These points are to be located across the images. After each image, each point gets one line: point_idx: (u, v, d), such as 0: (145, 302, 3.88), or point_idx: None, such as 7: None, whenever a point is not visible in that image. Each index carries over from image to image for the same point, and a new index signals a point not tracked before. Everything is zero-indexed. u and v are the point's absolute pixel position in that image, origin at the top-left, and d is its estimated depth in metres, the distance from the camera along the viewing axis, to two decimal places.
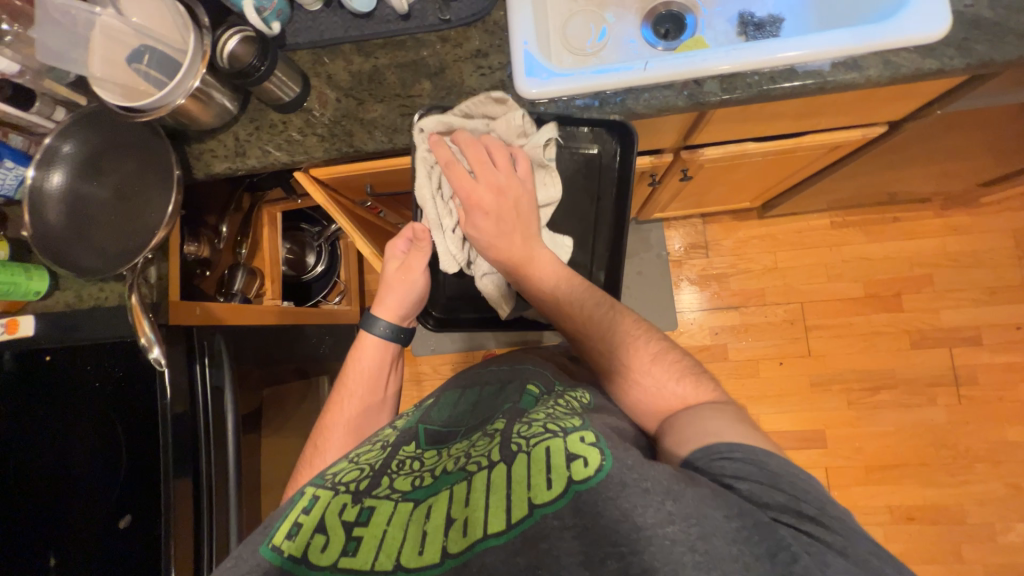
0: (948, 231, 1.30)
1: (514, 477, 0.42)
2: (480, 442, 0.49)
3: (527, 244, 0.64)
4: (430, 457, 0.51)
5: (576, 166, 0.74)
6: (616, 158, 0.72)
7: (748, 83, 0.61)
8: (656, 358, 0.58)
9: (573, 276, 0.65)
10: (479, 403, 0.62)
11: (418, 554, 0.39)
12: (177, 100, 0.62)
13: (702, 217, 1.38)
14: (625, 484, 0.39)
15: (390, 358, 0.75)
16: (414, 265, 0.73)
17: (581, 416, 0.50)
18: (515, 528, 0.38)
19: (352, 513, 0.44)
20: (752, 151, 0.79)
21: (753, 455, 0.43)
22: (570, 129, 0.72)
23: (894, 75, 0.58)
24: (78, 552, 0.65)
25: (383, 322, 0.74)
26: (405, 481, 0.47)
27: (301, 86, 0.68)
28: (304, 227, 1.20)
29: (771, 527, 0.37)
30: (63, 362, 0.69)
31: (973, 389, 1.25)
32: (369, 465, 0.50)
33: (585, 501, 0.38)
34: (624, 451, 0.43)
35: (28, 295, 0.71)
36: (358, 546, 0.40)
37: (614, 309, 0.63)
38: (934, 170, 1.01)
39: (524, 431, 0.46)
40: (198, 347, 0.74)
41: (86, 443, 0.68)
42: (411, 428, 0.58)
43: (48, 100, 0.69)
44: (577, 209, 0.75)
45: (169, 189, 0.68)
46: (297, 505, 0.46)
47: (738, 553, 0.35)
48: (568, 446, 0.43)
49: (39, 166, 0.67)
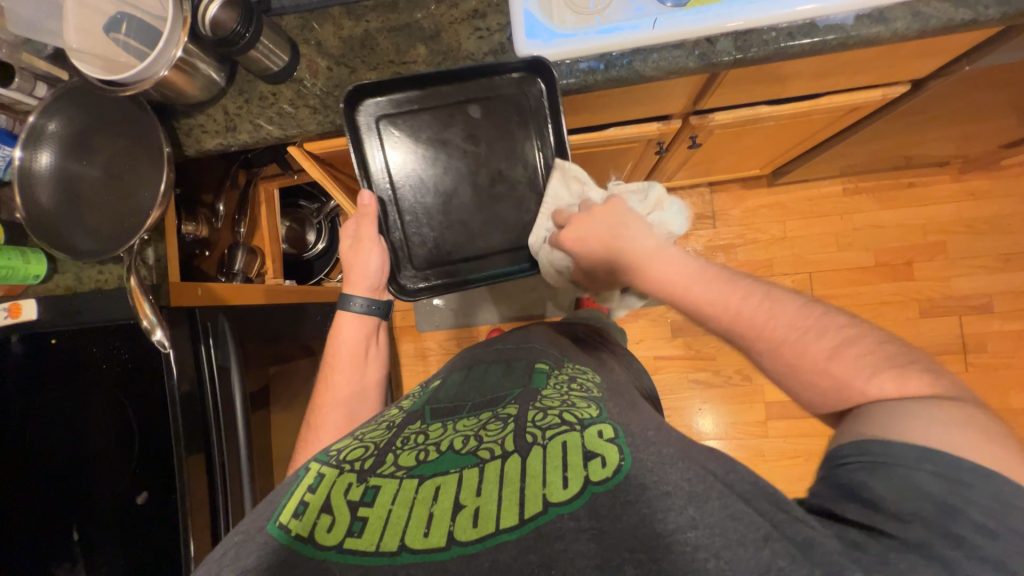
0: (965, 196, 1.26)
1: (529, 471, 0.42)
2: (491, 425, 0.49)
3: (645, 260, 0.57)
4: (434, 430, 0.51)
5: (506, 113, 0.69)
6: (544, 99, 0.67)
7: (764, 40, 0.57)
8: (836, 352, 0.46)
9: (703, 270, 0.54)
10: (485, 379, 0.61)
11: (424, 536, 0.39)
12: (161, 72, 0.59)
13: (710, 186, 1.34)
14: (644, 488, 0.39)
15: (369, 334, 0.75)
16: (365, 234, 0.71)
17: (596, 402, 0.51)
18: (529, 524, 0.39)
19: (357, 492, 0.44)
20: (766, 114, 0.76)
21: (944, 470, 0.36)
22: (490, 78, 0.68)
23: (923, 28, 0.54)
24: (97, 527, 0.68)
25: (359, 298, 0.74)
26: (410, 456, 0.47)
27: (290, 54, 0.65)
28: (303, 204, 1.18)
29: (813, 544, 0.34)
30: (68, 344, 0.69)
31: (981, 356, 1.24)
32: (375, 443, 0.50)
33: (603, 505, 0.39)
34: (644, 447, 0.43)
35: (26, 279, 0.70)
36: (363, 526, 0.41)
37: (766, 300, 0.51)
38: (954, 131, 0.97)
39: (539, 422, 0.47)
40: (200, 329, 0.73)
41: (97, 424, 0.69)
42: (418, 408, 0.57)
43: (27, 75, 0.65)
44: (521, 158, 0.72)
45: (159, 166, 0.66)
46: (303, 483, 0.46)
47: (770, 557, 0.33)
48: (585, 443, 0.44)
49: (27, 147, 0.65)
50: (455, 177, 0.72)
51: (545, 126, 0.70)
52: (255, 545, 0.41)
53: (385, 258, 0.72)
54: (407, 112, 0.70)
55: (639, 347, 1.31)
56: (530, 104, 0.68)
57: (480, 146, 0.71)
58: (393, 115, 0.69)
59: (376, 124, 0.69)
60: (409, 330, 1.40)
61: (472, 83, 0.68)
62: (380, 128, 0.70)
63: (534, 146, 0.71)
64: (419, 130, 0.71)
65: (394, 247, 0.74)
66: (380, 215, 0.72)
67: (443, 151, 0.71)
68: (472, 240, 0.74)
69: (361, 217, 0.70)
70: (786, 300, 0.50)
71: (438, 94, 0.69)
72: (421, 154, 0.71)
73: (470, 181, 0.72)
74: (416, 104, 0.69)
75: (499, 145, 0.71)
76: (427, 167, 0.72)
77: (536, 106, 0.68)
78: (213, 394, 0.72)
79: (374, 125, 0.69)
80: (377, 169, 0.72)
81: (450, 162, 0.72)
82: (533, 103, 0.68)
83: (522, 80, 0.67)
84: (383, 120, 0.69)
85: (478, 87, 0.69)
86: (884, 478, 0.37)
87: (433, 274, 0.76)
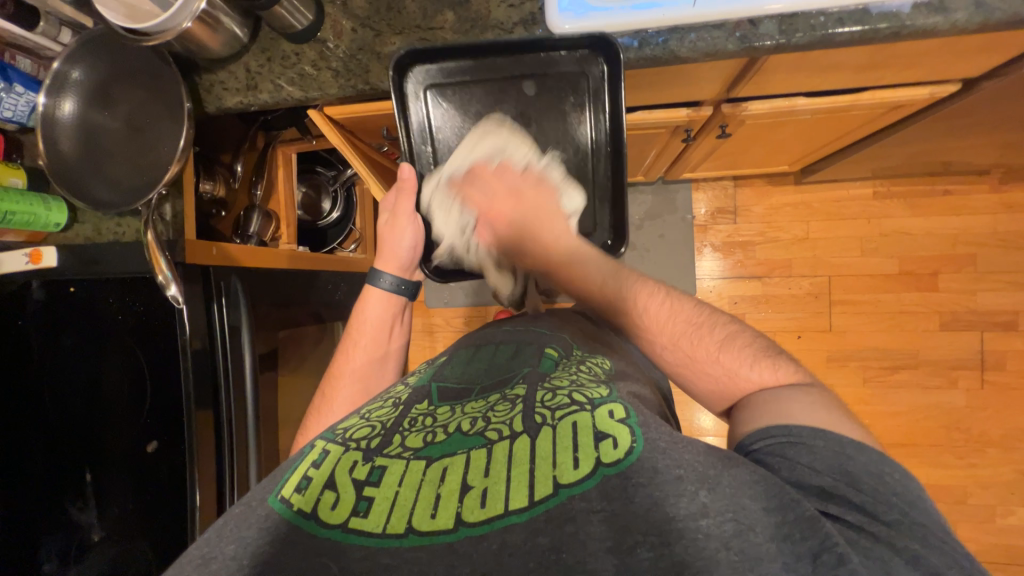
0: (1002, 208, 1.21)
1: (538, 451, 0.42)
2: (499, 406, 0.49)
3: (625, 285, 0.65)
4: (442, 413, 0.51)
5: (557, 95, 0.67)
6: (604, 80, 0.64)
7: (811, 24, 0.53)
8: (723, 345, 0.55)
9: (618, 269, 0.67)
10: (493, 363, 0.61)
11: (431, 517, 0.39)
12: (183, 23, 0.57)
13: (734, 180, 1.30)
14: (656, 471, 0.39)
15: (395, 314, 0.76)
16: (401, 210, 0.71)
17: (607, 385, 0.51)
18: (538, 506, 0.38)
19: (363, 471, 0.44)
20: (802, 107, 0.72)
21: (834, 445, 0.41)
22: (548, 53, 0.65)
23: (985, 22, 0.50)
24: (109, 472, 0.70)
25: (388, 275, 0.75)
26: (417, 438, 0.47)
27: (315, 13, 0.63)
28: (319, 171, 1.17)
29: (817, 521, 0.35)
30: (87, 293, 0.71)
31: (998, 374, 1.21)
32: (381, 423, 0.51)
33: (614, 486, 0.39)
34: (654, 430, 0.43)
35: (48, 227, 0.71)
36: (369, 507, 0.41)
37: (669, 298, 0.61)
38: (999, 138, 0.92)
39: (548, 402, 0.48)
40: (215, 289, 0.74)
41: (111, 373, 0.70)
42: (424, 387, 0.57)
43: (53, 21, 0.65)
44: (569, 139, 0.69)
45: (179, 121, 0.65)
46: (308, 459, 0.47)
47: (777, 553, 0.34)
48: (596, 423, 0.44)
49: (50, 93, 0.65)
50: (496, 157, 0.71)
51: (599, 110, 0.66)
52: (258, 519, 0.42)
53: (417, 238, 0.74)
54: (457, 83, 0.67)
55: None
56: (587, 84, 0.65)
57: (529, 126, 0.69)
58: (443, 85, 0.67)
59: (424, 93, 0.67)
60: (417, 305, 1.40)
61: (530, 57, 0.65)
62: (427, 101, 0.68)
63: (587, 128, 0.68)
64: (466, 104, 0.68)
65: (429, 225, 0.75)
66: (419, 189, 0.72)
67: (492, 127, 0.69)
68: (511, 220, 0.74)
69: (400, 191, 0.71)
70: (685, 300, 0.61)
71: (490, 67, 0.66)
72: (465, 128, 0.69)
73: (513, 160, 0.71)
74: (467, 78, 0.67)
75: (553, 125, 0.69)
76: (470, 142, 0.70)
77: (594, 86, 0.65)
78: (224, 353, 0.73)
79: (421, 96, 0.67)
80: (421, 142, 0.70)
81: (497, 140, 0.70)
82: (592, 84, 0.65)
83: (583, 57, 0.63)
84: (429, 90, 0.67)
85: (535, 62, 0.65)
86: (790, 457, 0.41)
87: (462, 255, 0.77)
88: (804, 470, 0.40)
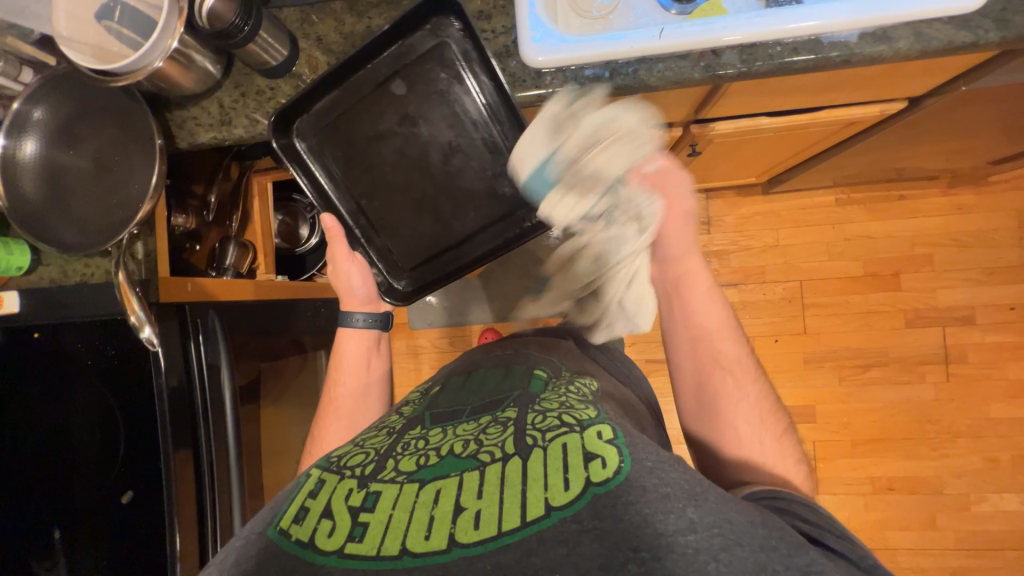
0: (952, 209, 1.29)
1: (531, 474, 0.41)
2: (491, 428, 0.47)
3: (736, 345, 0.65)
4: (434, 435, 0.49)
5: (432, 73, 0.66)
6: (463, 45, 0.65)
7: (769, 54, 0.57)
8: (785, 435, 0.60)
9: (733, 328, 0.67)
10: (486, 384, 0.59)
11: (425, 539, 0.38)
12: (155, 63, 0.56)
13: (705, 192, 1.35)
14: (644, 489, 0.38)
15: (370, 346, 0.79)
16: (338, 254, 0.75)
17: (595, 405, 0.49)
18: (531, 526, 0.38)
19: (358, 498, 0.43)
20: (765, 126, 0.76)
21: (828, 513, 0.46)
22: (399, 46, 0.65)
23: (925, 49, 0.55)
24: (81, 526, 0.66)
25: (357, 314, 0.79)
26: (410, 462, 0.46)
27: (289, 48, 0.63)
28: (297, 198, 1.16)
29: (803, 546, 0.37)
30: (54, 339, 0.67)
31: (962, 366, 1.28)
32: (375, 449, 0.49)
33: (604, 505, 0.38)
34: (642, 448, 0.42)
35: (9, 270, 0.68)
36: (364, 531, 0.40)
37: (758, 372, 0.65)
38: (945, 147, 0.99)
39: (539, 424, 0.46)
40: (191, 325, 0.72)
41: (81, 421, 0.67)
42: (418, 413, 0.56)
43: (13, 60, 0.63)
44: (460, 115, 0.67)
45: (150, 158, 0.64)
46: (303, 488, 0.46)
47: (766, 560, 0.35)
48: (584, 444, 0.42)
49: (11, 134, 0.63)
50: (404, 168, 0.70)
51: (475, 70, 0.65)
52: (257, 552, 0.41)
53: (365, 273, 0.77)
54: (339, 110, 0.68)
55: (631, 350, 1.30)
56: (452, 50, 0.65)
57: (421, 120, 0.67)
58: (326, 124, 0.69)
59: (316, 144, 0.70)
60: (402, 328, 1.39)
61: (386, 56, 0.66)
62: (323, 148, 0.70)
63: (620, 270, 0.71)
64: (349, 128, 0.69)
65: (374, 262, 0.76)
66: (347, 233, 0.75)
67: (387, 136, 0.69)
68: (441, 224, 0.72)
69: (330, 239, 0.74)
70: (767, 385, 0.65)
71: (356, 81, 0.67)
72: (365, 151, 0.70)
73: (420, 164, 0.69)
74: (337, 95, 0.68)
75: (444, 111, 0.67)
76: (374, 160, 0.70)
77: (457, 58, 0.65)
78: (204, 391, 0.70)
79: (315, 147, 0.70)
80: (336, 188, 0.73)
81: (401, 147, 0.69)
82: (453, 51, 0.65)
83: (435, 28, 0.65)
84: (319, 137, 0.70)
85: (393, 60, 0.66)
86: (791, 511, 0.46)
87: (419, 266, 0.75)
88: (799, 514, 0.45)
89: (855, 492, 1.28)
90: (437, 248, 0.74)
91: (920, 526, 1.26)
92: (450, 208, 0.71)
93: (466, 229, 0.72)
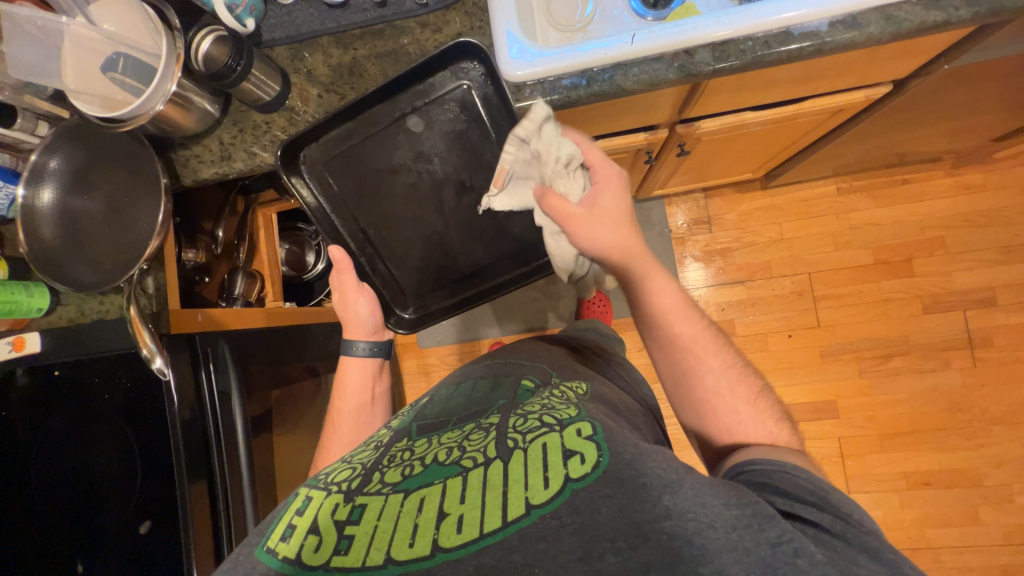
0: (960, 189, 1.26)
1: (510, 476, 0.40)
2: (473, 435, 0.47)
3: (692, 317, 0.62)
4: (420, 446, 0.49)
5: (449, 113, 0.70)
6: (485, 85, 0.68)
7: (741, 49, 0.58)
8: (759, 395, 0.58)
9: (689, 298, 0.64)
10: (472, 395, 0.59)
11: (409, 546, 0.38)
12: (155, 107, 0.61)
13: (704, 192, 1.35)
14: (622, 481, 0.38)
15: (373, 374, 0.81)
16: (346, 285, 0.77)
17: (577, 405, 0.49)
18: (512, 525, 0.38)
19: (344, 512, 0.43)
20: (750, 120, 0.77)
21: (817, 481, 0.43)
22: (418, 84, 0.69)
23: (897, 32, 0.55)
24: (101, 559, 0.68)
25: (360, 343, 0.80)
26: (396, 473, 0.46)
27: (281, 84, 0.67)
28: (301, 226, 1.19)
29: (773, 518, 0.36)
30: (73, 377, 0.70)
31: (988, 350, 1.23)
32: (362, 463, 0.50)
33: (582, 500, 0.38)
34: (621, 442, 0.41)
35: (30, 313, 0.71)
36: (350, 544, 0.40)
37: (719, 337, 0.62)
38: (942, 128, 0.98)
39: (519, 426, 0.45)
40: (201, 355, 0.73)
41: (100, 455, 0.69)
42: (405, 425, 0.56)
43: (30, 116, 0.68)
44: (474, 154, 0.71)
45: (157, 196, 0.67)
46: (291, 506, 0.46)
47: (737, 538, 0.35)
48: (564, 442, 0.42)
49: (30, 185, 0.67)
50: (416, 202, 0.74)
51: (493, 114, 0.69)
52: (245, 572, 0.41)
53: (372, 303, 0.78)
54: (348, 144, 0.72)
55: (641, 355, 1.29)
56: (473, 92, 0.69)
57: (434, 156, 0.72)
58: (333, 155, 0.73)
59: (320, 173, 0.74)
60: (411, 347, 1.40)
61: (406, 94, 0.69)
62: (325, 176, 0.74)
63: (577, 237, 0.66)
64: (356, 158, 0.73)
65: (377, 286, 0.80)
66: (355, 266, 0.77)
67: (396, 167, 0.73)
68: (448, 255, 0.78)
69: (339, 271, 0.76)
70: (730, 345, 0.62)
71: (372, 116, 0.70)
72: (371, 181, 0.74)
73: (431, 199, 0.74)
74: (350, 130, 0.71)
75: (456, 148, 0.71)
76: (384, 191, 0.74)
77: (475, 99, 0.69)
78: (214, 417, 0.73)
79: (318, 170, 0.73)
80: (337, 212, 0.76)
81: (407, 178, 0.73)
82: (474, 91, 0.69)
83: (458, 71, 0.68)
84: (325, 166, 0.73)
85: (412, 99, 0.70)
86: (775, 483, 0.43)
87: (426, 297, 0.81)
88: (784, 486, 0.43)
89: (889, 489, 1.23)
90: (444, 275, 0.79)
91: (962, 521, 1.20)
92: (460, 241, 0.77)
93: (475, 262, 0.78)
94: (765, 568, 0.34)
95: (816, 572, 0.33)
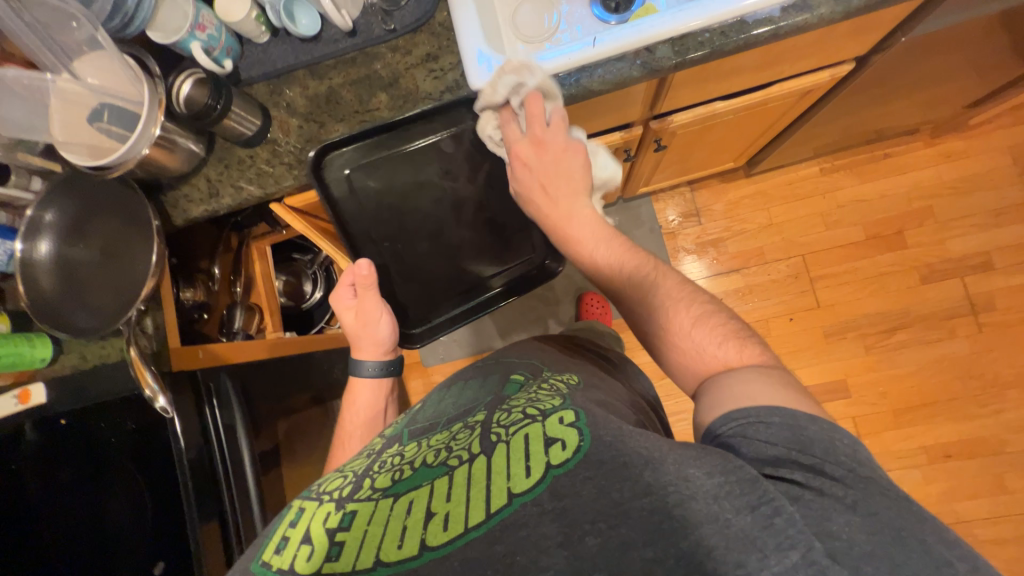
0: (942, 158, 1.27)
1: (494, 468, 0.41)
2: (460, 434, 0.48)
3: (614, 255, 0.60)
4: (409, 449, 0.50)
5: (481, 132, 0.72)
6: None
7: (699, 41, 0.60)
8: (699, 320, 0.52)
9: (613, 236, 0.62)
10: (463, 395, 0.59)
11: (398, 548, 0.39)
12: (141, 151, 0.63)
13: (690, 185, 1.36)
14: (603, 463, 0.39)
15: (385, 394, 0.80)
16: (366, 304, 0.76)
17: (563, 395, 0.50)
18: (495, 516, 0.38)
19: (335, 519, 0.43)
20: (720, 110, 0.79)
21: (790, 420, 0.40)
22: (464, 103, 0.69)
23: (846, 10, 0.57)
24: None
25: (370, 362, 0.79)
26: (385, 478, 0.46)
27: (262, 118, 0.69)
28: (297, 257, 1.21)
29: (755, 481, 0.35)
30: (78, 424, 0.70)
31: (992, 314, 1.22)
32: (353, 471, 0.50)
33: (563, 485, 0.38)
34: (604, 425, 0.42)
35: (33, 363, 0.72)
36: (340, 550, 0.40)
37: (656, 271, 0.58)
38: (913, 100, 0.99)
39: (503, 420, 0.46)
40: (205, 390, 0.74)
41: (109, 501, 0.68)
42: (397, 431, 0.57)
43: (24, 172, 0.70)
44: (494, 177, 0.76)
45: (149, 239, 0.69)
46: (284, 519, 0.45)
47: (717, 509, 0.35)
48: (546, 430, 0.43)
49: (27, 238, 0.68)
50: (434, 219, 0.78)
51: None
52: None
53: (392, 322, 0.79)
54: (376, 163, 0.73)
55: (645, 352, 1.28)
56: None
57: (456, 179, 0.76)
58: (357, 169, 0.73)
59: (342, 186, 0.73)
60: (415, 367, 1.40)
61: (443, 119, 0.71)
62: (347, 187, 0.73)
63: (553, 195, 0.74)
64: (381, 175, 0.74)
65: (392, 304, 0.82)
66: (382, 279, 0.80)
67: (420, 185, 0.75)
68: (458, 270, 0.82)
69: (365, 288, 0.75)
70: (671, 273, 0.58)
71: (404, 140, 0.72)
72: (390, 197, 0.75)
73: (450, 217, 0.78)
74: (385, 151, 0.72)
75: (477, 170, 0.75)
76: (409, 206, 0.76)
77: None
78: (219, 450, 0.73)
79: (340, 180, 0.73)
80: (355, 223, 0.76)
81: (426, 197, 0.76)
82: None
83: None
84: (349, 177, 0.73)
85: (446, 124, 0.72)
86: (749, 441, 0.40)
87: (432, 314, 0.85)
88: (759, 441, 0.40)
89: (910, 465, 1.21)
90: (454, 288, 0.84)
91: (990, 491, 1.17)
92: (469, 252, 0.81)
93: (480, 271, 0.83)
94: (748, 538, 0.33)
95: (796, 529, 0.33)
